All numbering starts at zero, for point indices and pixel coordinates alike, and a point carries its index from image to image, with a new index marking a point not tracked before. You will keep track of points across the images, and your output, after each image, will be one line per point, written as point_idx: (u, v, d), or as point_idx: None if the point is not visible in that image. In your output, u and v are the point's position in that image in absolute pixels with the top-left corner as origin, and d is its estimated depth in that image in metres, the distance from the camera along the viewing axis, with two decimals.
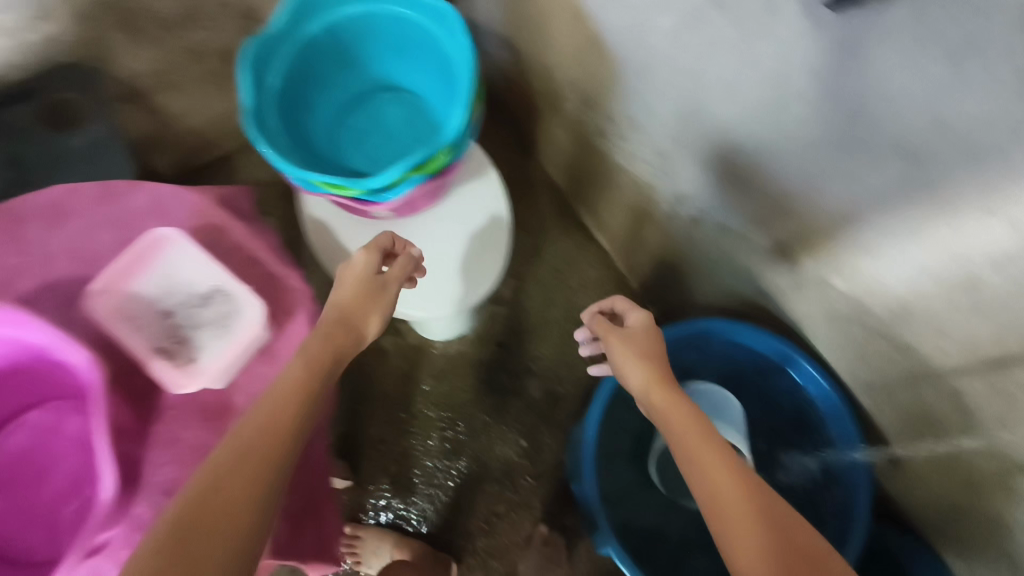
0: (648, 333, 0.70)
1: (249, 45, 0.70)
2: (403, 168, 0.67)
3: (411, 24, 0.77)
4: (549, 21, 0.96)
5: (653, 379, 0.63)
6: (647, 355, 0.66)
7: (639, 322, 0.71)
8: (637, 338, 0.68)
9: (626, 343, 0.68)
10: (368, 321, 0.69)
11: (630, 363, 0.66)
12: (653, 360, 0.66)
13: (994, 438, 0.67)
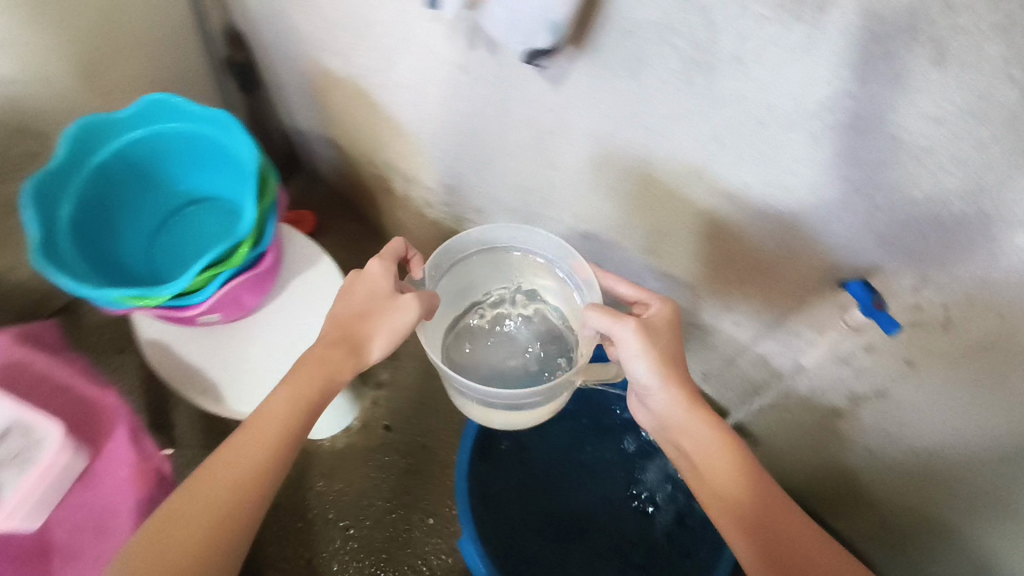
0: (664, 328, 0.64)
1: (29, 179, 0.72)
2: (204, 264, 0.71)
3: (200, 138, 0.82)
4: (351, 114, 1.05)
5: (680, 405, 0.64)
6: (671, 363, 0.63)
7: (664, 319, 0.64)
8: (659, 335, 0.63)
9: (643, 345, 0.62)
10: (374, 341, 0.63)
11: (643, 361, 0.62)
12: (673, 354, 0.64)
13: (796, 381, 0.75)
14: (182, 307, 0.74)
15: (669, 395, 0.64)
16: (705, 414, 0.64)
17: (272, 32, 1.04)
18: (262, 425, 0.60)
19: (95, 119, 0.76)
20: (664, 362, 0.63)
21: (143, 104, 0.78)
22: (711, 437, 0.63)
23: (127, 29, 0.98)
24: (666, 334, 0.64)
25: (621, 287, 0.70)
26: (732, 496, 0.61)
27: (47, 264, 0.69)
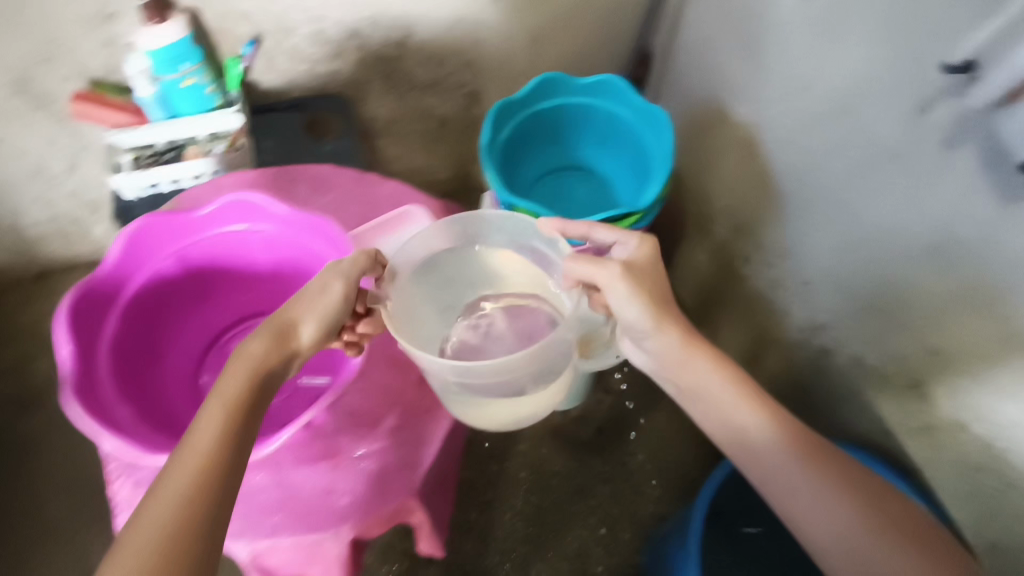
0: (647, 267, 0.69)
1: (498, 103, 0.87)
2: (601, 219, 0.82)
3: (619, 121, 0.92)
4: (719, 154, 1.12)
5: (681, 340, 0.69)
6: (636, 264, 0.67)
7: (637, 256, 0.69)
8: (638, 275, 0.67)
9: (626, 284, 0.66)
10: (303, 324, 0.61)
11: (666, 321, 0.68)
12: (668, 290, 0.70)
13: None
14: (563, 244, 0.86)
15: (701, 364, 0.70)
16: (719, 360, 0.70)
17: (685, 59, 1.14)
18: (230, 370, 0.56)
19: (561, 76, 0.89)
20: (664, 304, 0.68)
21: (601, 79, 0.89)
22: (741, 401, 0.69)
23: (578, 18, 1.15)
24: (647, 267, 0.69)
25: (598, 230, 0.73)
26: (796, 479, 0.66)
27: (489, 167, 0.86)
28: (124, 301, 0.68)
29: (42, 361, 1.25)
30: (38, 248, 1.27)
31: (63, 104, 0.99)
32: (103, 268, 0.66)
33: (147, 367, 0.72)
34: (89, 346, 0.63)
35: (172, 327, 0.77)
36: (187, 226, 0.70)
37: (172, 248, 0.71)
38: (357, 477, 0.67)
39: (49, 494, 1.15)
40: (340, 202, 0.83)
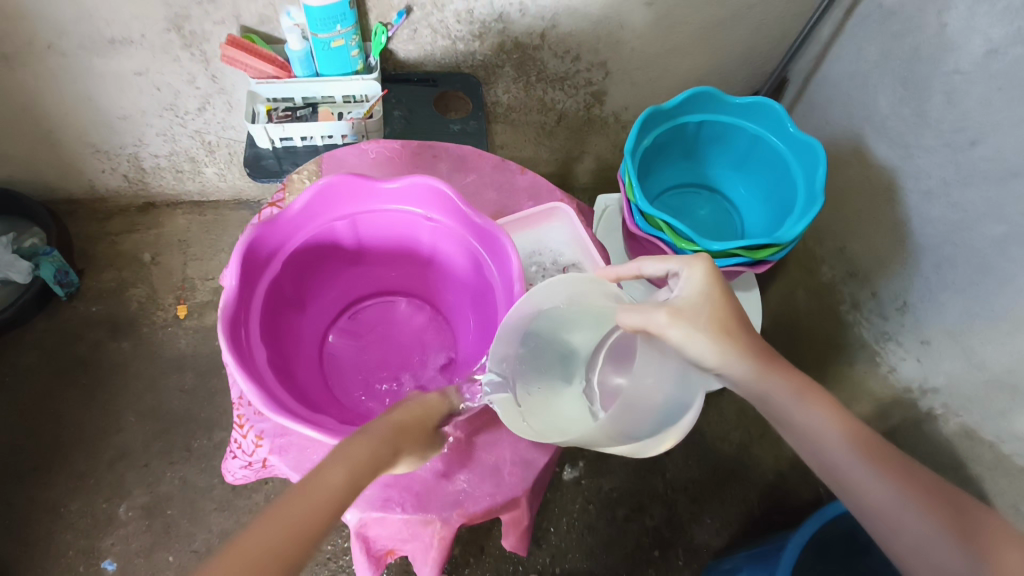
0: (699, 301, 0.60)
1: (649, 109, 0.85)
2: (741, 246, 0.80)
3: (765, 146, 0.90)
4: (845, 195, 1.08)
5: (753, 368, 0.59)
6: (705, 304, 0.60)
7: (695, 286, 0.60)
8: (690, 315, 0.58)
9: (687, 325, 0.58)
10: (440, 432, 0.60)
11: (727, 358, 0.59)
12: (739, 314, 0.60)
13: None
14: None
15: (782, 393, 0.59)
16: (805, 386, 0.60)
17: (827, 92, 1.11)
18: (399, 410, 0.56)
19: (715, 93, 0.87)
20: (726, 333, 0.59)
21: (758, 102, 0.86)
22: (822, 418, 0.59)
23: (722, 34, 1.12)
24: (710, 292, 0.60)
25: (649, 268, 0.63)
26: (889, 501, 0.54)
27: (631, 173, 0.84)
28: (282, 254, 0.69)
29: (137, 290, 1.28)
30: (150, 179, 1.30)
31: (212, 45, 1.01)
32: (276, 220, 0.66)
33: (284, 323, 0.73)
34: (248, 297, 0.64)
35: (308, 290, 0.78)
36: (368, 193, 0.70)
37: (347, 207, 0.71)
38: (472, 465, 0.67)
39: (127, 417, 1.17)
40: (477, 185, 0.83)
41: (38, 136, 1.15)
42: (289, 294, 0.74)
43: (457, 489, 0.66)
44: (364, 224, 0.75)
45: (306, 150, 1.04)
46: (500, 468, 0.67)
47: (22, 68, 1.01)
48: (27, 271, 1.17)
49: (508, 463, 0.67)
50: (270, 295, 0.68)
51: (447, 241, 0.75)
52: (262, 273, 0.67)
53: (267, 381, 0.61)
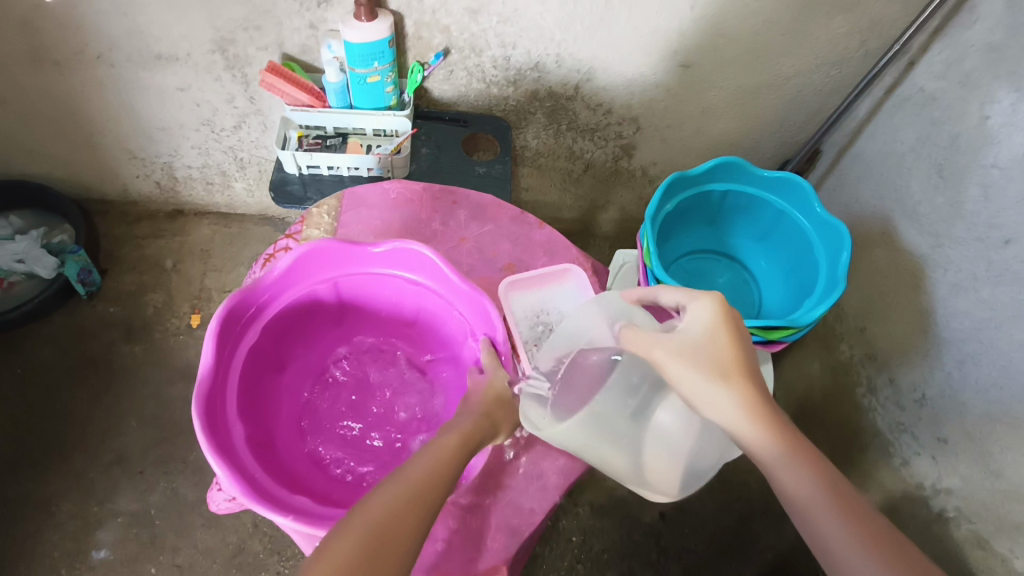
0: (706, 335, 0.57)
1: (673, 175, 0.85)
2: (754, 325, 0.78)
3: (790, 222, 0.88)
4: (870, 276, 1.06)
5: (740, 412, 0.54)
6: (715, 337, 0.57)
7: (704, 324, 0.57)
8: (690, 353, 0.56)
9: (684, 361, 0.56)
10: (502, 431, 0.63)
11: (713, 395, 0.55)
12: (746, 360, 0.57)
13: None
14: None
15: (769, 442, 0.54)
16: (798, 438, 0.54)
17: (859, 169, 1.09)
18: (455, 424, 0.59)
19: (743, 164, 0.86)
20: (723, 374, 0.55)
21: (785, 177, 0.85)
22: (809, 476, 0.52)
23: (757, 100, 1.12)
24: (716, 332, 0.57)
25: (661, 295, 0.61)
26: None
27: (649, 239, 0.83)
28: (274, 308, 0.71)
29: (155, 295, 1.30)
30: (181, 188, 1.33)
31: (253, 69, 1.03)
32: (271, 276, 0.69)
33: (270, 372, 0.75)
34: (230, 344, 0.67)
35: (303, 342, 0.80)
36: (401, 254, 0.72)
37: (382, 262, 0.74)
38: (454, 526, 0.65)
39: (128, 422, 1.18)
40: (495, 234, 0.82)
41: (78, 137, 1.19)
42: (282, 345, 0.76)
43: (433, 551, 0.64)
44: (361, 285, 0.77)
45: (332, 179, 1.06)
46: (481, 532, 0.65)
47: (70, 74, 1.05)
48: (52, 267, 1.20)
49: (492, 527, 0.65)
50: (260, 340, 0.71)
51: (438, 308, 0.76)
52: (263, 310, 0.71)
53: (226, 397, 0.64)
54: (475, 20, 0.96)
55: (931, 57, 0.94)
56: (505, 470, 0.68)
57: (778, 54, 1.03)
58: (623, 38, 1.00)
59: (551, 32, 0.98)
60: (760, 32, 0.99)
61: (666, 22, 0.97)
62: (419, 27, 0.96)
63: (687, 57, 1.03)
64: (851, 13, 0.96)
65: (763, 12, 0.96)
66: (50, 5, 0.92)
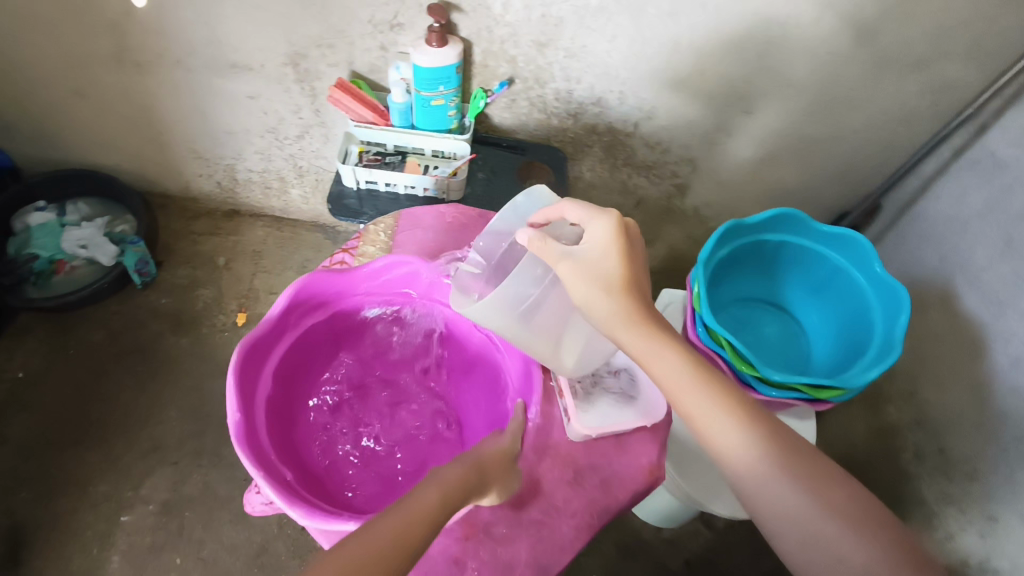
0: (602, 257, 0.61)
1: (729, 223, 0.84)
2: (803, 382, 0.76)
3: (846, 279, 0.86)
4: (926, 340, 1.02)
5: (617, 318, 0.59)
6: (608, 255, 0.61)
7: (598, 242, 0.61)
8: (585, 270, 0.60)
9: (580, 276, 0.60)
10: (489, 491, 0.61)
11: (596, 302, 0.59)
12: (634, 276, 0.61)
13: None
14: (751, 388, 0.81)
15: (647, 347, 0.59)
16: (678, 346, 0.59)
17: (921, 229, 1.06)
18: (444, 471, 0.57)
19: (803, 217, 0.84)
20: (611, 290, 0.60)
21: (845, 233, 0.83)
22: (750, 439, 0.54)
23: (818, 151, 1.10)
24: (610, 252, 0.61)
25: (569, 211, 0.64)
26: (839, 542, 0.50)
27: (700, 284, 0.82)
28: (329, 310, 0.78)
29: (205, 291, 1.34)
30: (240, 190, 1.37)
31: (322, 84, 1.06)
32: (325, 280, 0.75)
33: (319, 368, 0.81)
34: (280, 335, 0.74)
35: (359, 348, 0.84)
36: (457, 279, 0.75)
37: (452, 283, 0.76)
38: (484, 559, 0.63)
39: (168, 412, 1.21)
40: None
41: (149, 134, 1.24)
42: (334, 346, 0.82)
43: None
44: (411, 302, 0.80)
45: (388, 196, 1.08)
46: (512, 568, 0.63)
47: (150, 75, 1.09)
48: (111, 255, 1.27)
49: (523, 563, 0.64)
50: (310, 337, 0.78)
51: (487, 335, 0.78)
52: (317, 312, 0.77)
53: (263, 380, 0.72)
54: (542, 53, 0.97)
55: (1005, 123, 0.92)
56: (540, 505, 0.67)
57: (845, 108, 1.01)
58: (688, 81, 1.00)
59: (616, 70, 0.99)
60: (828, 85, 0.98)
61: (732, 68, 0.97)
62: (486, 56, 0.98)
63: (750, 104, 1.03)
64: (924, 72, 0.94)
65: (834, 66, 0.95)
66: (139, 10, 0.97)
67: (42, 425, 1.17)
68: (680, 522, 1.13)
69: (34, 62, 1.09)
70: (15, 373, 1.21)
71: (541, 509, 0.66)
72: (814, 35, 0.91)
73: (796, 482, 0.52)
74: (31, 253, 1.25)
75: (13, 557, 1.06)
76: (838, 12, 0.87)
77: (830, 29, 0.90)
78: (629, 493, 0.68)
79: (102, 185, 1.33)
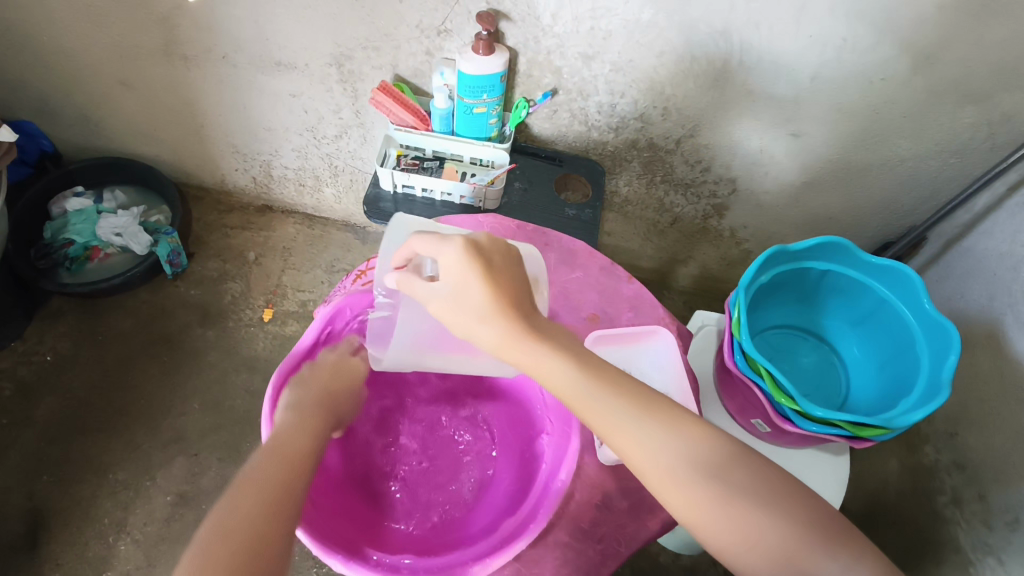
0: (461, 286, 0.60)
1: (773, 248, 0.82)
2: (845, 419, 0.73)
3: (891, 313, 0.83)
4: (969, 379, 0.99)
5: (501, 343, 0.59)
6: (462, 285, 0.60)
7: (455, 267, 0.60)
8: (451, 308, 0.60)
9: (451, 311, 0.60)
10: None
11: (475, 331, 0.59)
12: (503, 295, 0.59)
13: None
14: (788, 419, 0.78)
15: (541, 364, 0.57)
16: (559, 350, 0.57)
17: (970, 265, 1.03)
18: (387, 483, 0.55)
19: (850, 246, 0.82)
20: (485, 315, 0.59)
21: (894, 266, 0.80)
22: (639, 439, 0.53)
23: (864, 178, 1.07)
24: (464, 274, 0.59)
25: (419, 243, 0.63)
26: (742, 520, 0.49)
27: (741, 310, 0.80)
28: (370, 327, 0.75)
29: (234, 284, 1.34)
30: (274, 186, 1.37)
31: (364, 85, 1.06)
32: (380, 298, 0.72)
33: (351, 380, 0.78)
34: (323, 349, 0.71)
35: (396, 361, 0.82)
36: None
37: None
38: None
39: (191, 404, 1.21)
40: (583, 283, 0.81)
41: (190, 127, 1.25)
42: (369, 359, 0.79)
43: None
44: None
45: (423, 201, 1.07)
46: None
47: (195, 69, 1.10)
48: (146, 244, 1.27)
49: None
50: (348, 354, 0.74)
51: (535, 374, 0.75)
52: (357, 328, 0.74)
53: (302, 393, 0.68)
54: (587, 65, 0.96)
55: None
56: (567, 530, 0.65)
57: (896, 136, 0.99)
58: (734, 101, 0.98)
59: (662, 86, 0.98)
60: (880, 111, 0.96)
61: (782, 90, 0.95)
62: (531, 66, 0.97)
63: (797, 127, 1.00)
64: (982, 104, 0.91)
65: (889, 93, 0.93)
66: (190, 5, 0.97)
67: (67, 409, 1.18)
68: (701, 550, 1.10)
69: (83, 51, 1.10)
70: (44, 356, 1.23)
71: (568, 533, 0.64)
72: (870, 60, 0.88)
73: (694, 467, 0.50)
74: (67, 238, 1.27)
75: (30, 540, 1.07)
76: (897, 39, 0.85)
77: (887, 56, 0.88)
78: (661, 522, 0.66)
79: (141, 174, 1.34)
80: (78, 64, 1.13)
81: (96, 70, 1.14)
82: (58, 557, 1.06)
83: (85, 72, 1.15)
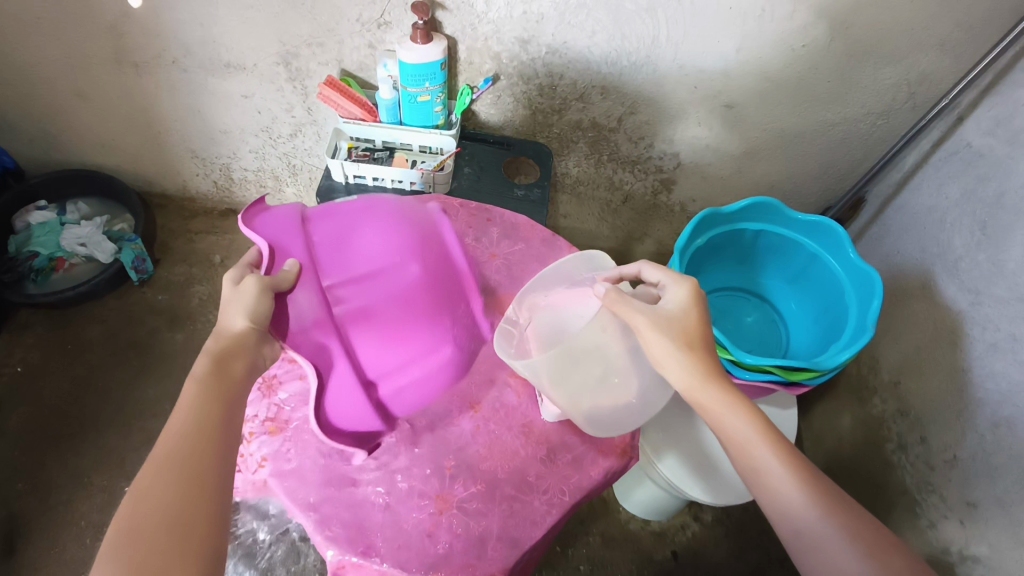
0: (678, 313, 0.61)
1: (706, 211, 0.85)
2: (776, 365, 0.77)
3: (822, 266, 0.88)
4: (909, 329, 1.03)
5: (696, 376, 0.59)
6: (687, 324, 0.61)
7: (679, 302, 0.62)
8: (664, 324, 0.60)
9: (659, 333, 0.59)
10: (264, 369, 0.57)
11: (674, 361, 0.59)
12: (706, 343, 0.61)
13: None
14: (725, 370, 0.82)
15: (744, 432, 0.57)
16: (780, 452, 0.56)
17: (903, 221, 1.08)
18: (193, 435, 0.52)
19: (779, 205, 0.86)
20: (686, 345, 0.60)
21: (819, 221, 0.84)
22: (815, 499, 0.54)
23: (798, 145, 1.12)
24: (687, 311, 0.62)
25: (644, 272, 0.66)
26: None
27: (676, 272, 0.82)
28: None
29: (202, 287, 1.37)
30: (237, 189, 1.40)
31: (313, 82, 1.09)
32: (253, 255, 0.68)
33: None
34: None
35: None
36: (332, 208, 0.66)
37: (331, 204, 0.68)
38: (455, 530, 0.64)
39: (163, 405, 1.23)
40: (525, 254, 0.84)
41: (147, 134, 1.27)
42: None
43: (433, 551, 0.63)
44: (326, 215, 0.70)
45: (376, 189, 1.10)
46: (479, 542, 0.64)
47: (147, 76, 1.13)
48: (110, 253, 1.30)
49: (495, 536, 0.64)
50: None
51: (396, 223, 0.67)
52: None
53: None
54: (525, 49, 1.00)
55: (980, 113, 0.93)
56: (512, 484, 0.67)
57: (824, 102, 1.03)
58: (668, 75, 1.02)
59: (597, 66, 1.02)
60: (804, 78, 1.00)
61: (711, 62, 0.99)
62: (471, 53, 1.01)
63: (728, 99, 1.05)
64: (899, 64, 0.96)
65: (810, 59, 0.97)
66: (135, 11, 1.00)
67: (39, 418, 1.19)
68: (668, 513, 1.14)
69: (34, 65, 1.13)
70: (13, 367, 1.24)
71: (513, 486, 0.67)
72: (789, 29, 0.93)
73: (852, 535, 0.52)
74: (32, 250, 1.28)
75: (9, 545, 1.08)
76: (813, 7, 0.89)
77: (805, 23, 0.92)
78: (603, 470, 0.69)
79: (103, 185, 1.36)
80: (30, 78, 1.15)
81: (48, 82, 1.16)
82: (37, 559, 1.07)
83: (38, 85, 1.17)
